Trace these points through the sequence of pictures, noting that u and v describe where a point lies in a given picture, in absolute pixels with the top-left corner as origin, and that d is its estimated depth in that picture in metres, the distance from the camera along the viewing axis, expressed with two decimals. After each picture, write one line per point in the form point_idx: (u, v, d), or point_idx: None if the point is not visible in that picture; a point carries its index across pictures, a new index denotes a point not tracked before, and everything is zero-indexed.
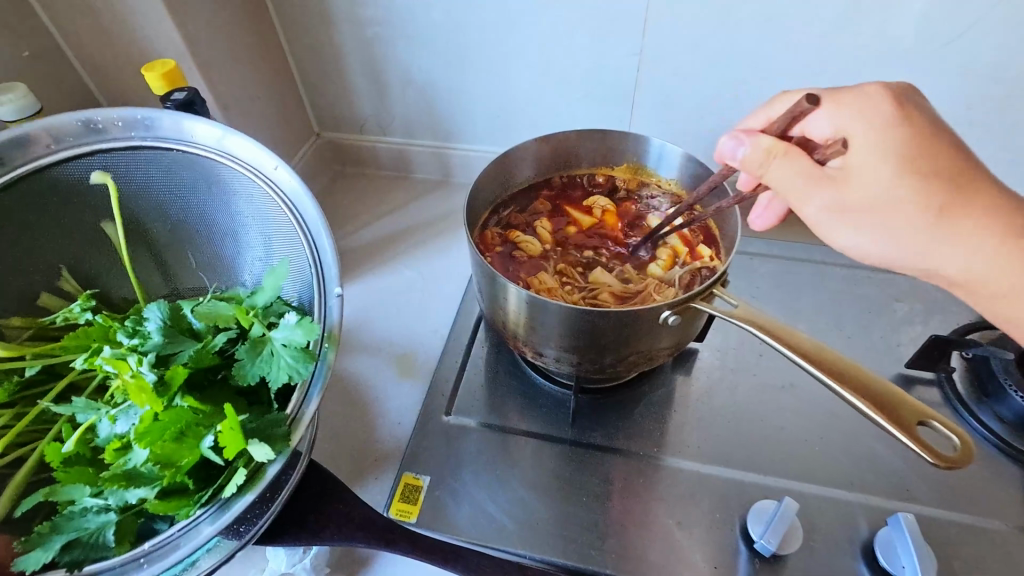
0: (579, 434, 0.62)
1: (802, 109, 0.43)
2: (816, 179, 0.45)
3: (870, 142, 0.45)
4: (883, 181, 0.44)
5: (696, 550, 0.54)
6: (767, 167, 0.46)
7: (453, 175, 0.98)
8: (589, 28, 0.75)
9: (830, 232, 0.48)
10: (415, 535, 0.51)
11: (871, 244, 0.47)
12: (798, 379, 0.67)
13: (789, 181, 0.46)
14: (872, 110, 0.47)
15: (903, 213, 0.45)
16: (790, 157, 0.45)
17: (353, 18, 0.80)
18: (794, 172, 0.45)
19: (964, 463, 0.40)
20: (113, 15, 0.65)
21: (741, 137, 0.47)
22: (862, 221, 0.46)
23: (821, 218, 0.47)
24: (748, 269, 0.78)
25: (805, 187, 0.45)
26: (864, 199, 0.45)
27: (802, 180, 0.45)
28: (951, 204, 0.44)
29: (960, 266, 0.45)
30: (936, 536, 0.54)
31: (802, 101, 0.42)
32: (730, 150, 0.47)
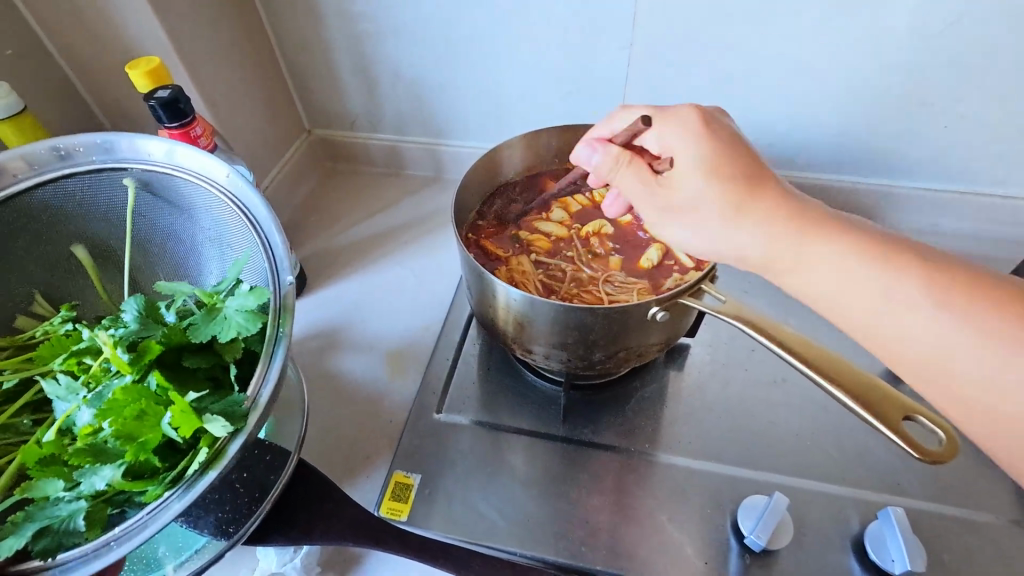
0: (570, 431, 0.62)
1: (636, 126, 0.50)
2: (651, 189, 0.48)
3: (692, 152, 0.46)
4: (696, 182, 0.46)
5: (687, 544, 0.54)
6: (614, 173, 0.50)
7: (445, 171, 0.98)
8: (578, 22, 0.75)
9: (675, 233, 0.49)
10: (404, 533, 0.51)
11: (692, 240, 0.47)
12: (790, 373, 0.67)
13: (632, 185, 0.49)
14: (688, 123, 0.48)
15: (727, 210, 0.45)
16: (633, 163, 0.49)
17: (339, 13, 0.79)
18: (635, 178, 0.49)
19: (950, 456, 0.40)
20: (96, 12, 0.64)
21: (594, 145, 0.51)
22: (676, 218, 0.47)
23: (657, 216, 0.49)
24: (740, 264, 0.78)
25: (642, 195, 0.49)
26: (666, 197, 0.47)
27: (639, 185, 0.49)
28: (746, 198, 0.44)
29: (852, 298, 0.42)
30: (925, 529, 0.54)
31: (639, 121, 0.50)
32: (586, 155, 0.52)
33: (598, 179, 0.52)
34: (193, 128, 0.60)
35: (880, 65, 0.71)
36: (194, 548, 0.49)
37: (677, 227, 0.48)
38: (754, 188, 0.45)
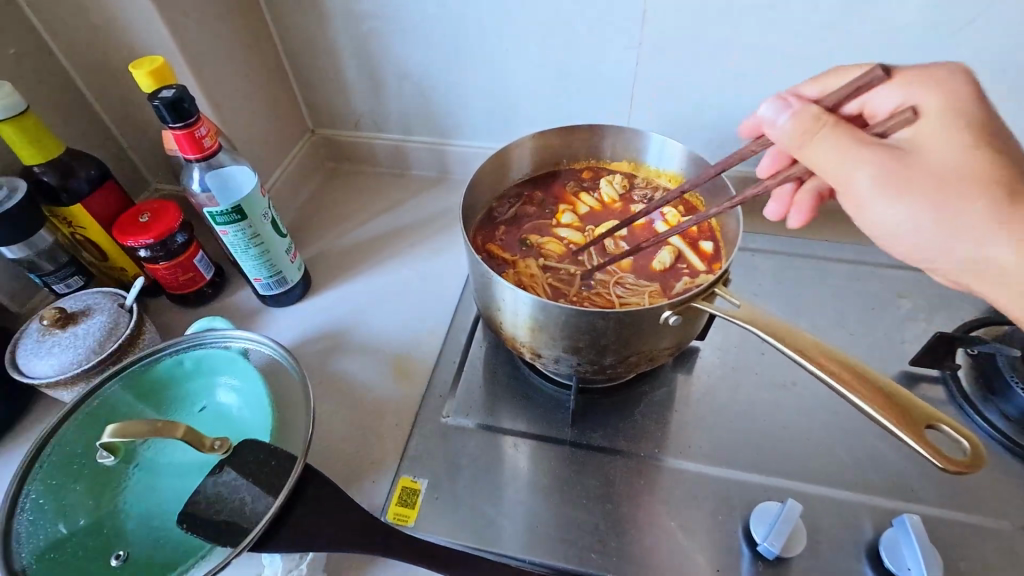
0: (579, 435, 0.62)
1: (871, 79, 0.43)
2: (866, 150, 0.45)
3: (938, 109, 0.46)
4: (952, 154, 0.44)
5: (698, 551, 0.53)
6: (813, 137, 0.46)
7: (450, 171, 0.97)
8: (587, 20, 0.74)
9: (870, 208, 0.47)
10: (413, 540, 0.50)
11: (905, 218, 0.45)
12: (801, 377, 0.66)
13: (830, 153, 0.45)
14: (949, 86, 0.47)
15: (954, 189, 0.43)
16: (839, 131, 0.45)
17: (345, 12, 0.79)
18: (836, 146, 0.45)
19: (976, 468, 0.39)
20: (100, 12, 0.63)
21: (785, 105, 0.47)
22: (891, 194, 0.45)
23: (870, 192, 0.45)
24: (749, 265, 0.77)
25: (851, 155, 0.45)
26: (919, 172, 0.44)
27: (847, 149, 0.45)
28: (1014, 184, 0.42)
29: (1007, 253, 0.42)
30: (941, 535, 0.53)
31: (875, 71, 0.43)
32: (772, 117, 0.48)
33: (783, 148, 0.48)
34: (198, 128, 0.58)
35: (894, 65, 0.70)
36: (200, 553, 0.48)
37: (887, 203, 0.45)
38: (990, 162, 0.44)
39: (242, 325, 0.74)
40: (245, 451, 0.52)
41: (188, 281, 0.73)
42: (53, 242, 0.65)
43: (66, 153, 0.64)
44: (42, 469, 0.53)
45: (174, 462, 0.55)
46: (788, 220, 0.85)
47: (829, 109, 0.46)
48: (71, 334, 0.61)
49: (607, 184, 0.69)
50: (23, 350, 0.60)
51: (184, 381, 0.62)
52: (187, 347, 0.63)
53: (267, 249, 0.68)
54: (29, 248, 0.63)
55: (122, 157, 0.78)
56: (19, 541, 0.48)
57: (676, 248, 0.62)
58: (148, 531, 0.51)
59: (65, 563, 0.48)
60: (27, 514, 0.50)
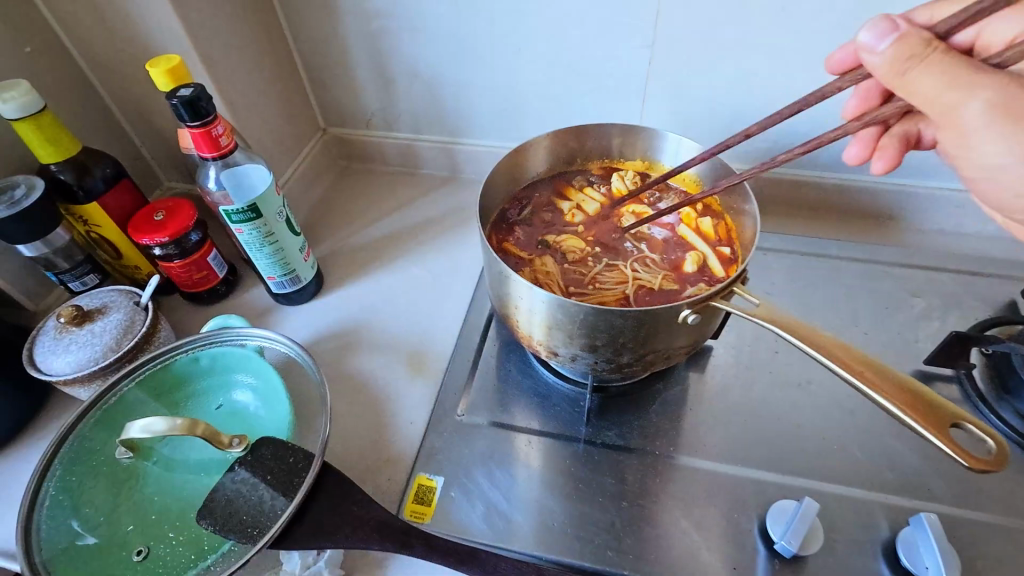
0: (593, 434, 0.62)
1: (984, 6, 0.39)
2: (983, 77, 0.43)
3: None
4: None
5: (714, 549, 0.53)
6: (917, 63, 0.44)
7: (460, 171, 0.97)
8: (601, 18, 0.73)
9: (974, 142, 0.47)
10: (430, 536, 0.50)
11: (1008, 155, 0.46)
12: (815, 376, 0.66)
13: (933, 85, 0.44)
14: None
15: None
16: (950, 56, 0.43)
17: (356, 10, 0.79)
18: (941, 77, 0.43)
19: (998, 466, 0.39)
20: (115, 10, 0.64)
21: (890, 28, 0.44)
22: (995, 127, 0.44)
23: (976, 119, 0.44)
24: (762, 264, 0.77)
25: (972, 82, 0.43)
26: None
27: (949, 81, 0.43)
28: None
29: None
30: (956, 535, 0.53)
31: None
32: (870, 43, 0.45)
33: (880, 73, 0.46)
34: (214, 127, 0.58)
35: None
36: (220, 551, 0.48)
37: (982, 131, 0.45)
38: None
39: (255, 323, 0.75)
40: (264, 450, 0.52)
41: (202, 278, 0.73)
42: (69, 240, 0.66)
43: (82, 152, 0.65)
44: (61, 465, 0.54)
45: (192, 459, 0.55)
46: (799, 219, 0.85)
47: (939, 35, 0.43)
48: (88, 332, 0.61)
49: (618, 178, 0.69)
50: (40, 347, 0.60)
51: (200, 379, 0.62)
52: (204, 345, 0.63)
53: (282, 247, 0.68)
54: (45, 247, 0.63)
55: (135, 155, 0.79)
56: (38, 537, 0.49)
57: (698, 256, 0.62)
58: (166, 528, 0.51)
59: (84, 559, 0.48)
60: (46, 510, 0.50)
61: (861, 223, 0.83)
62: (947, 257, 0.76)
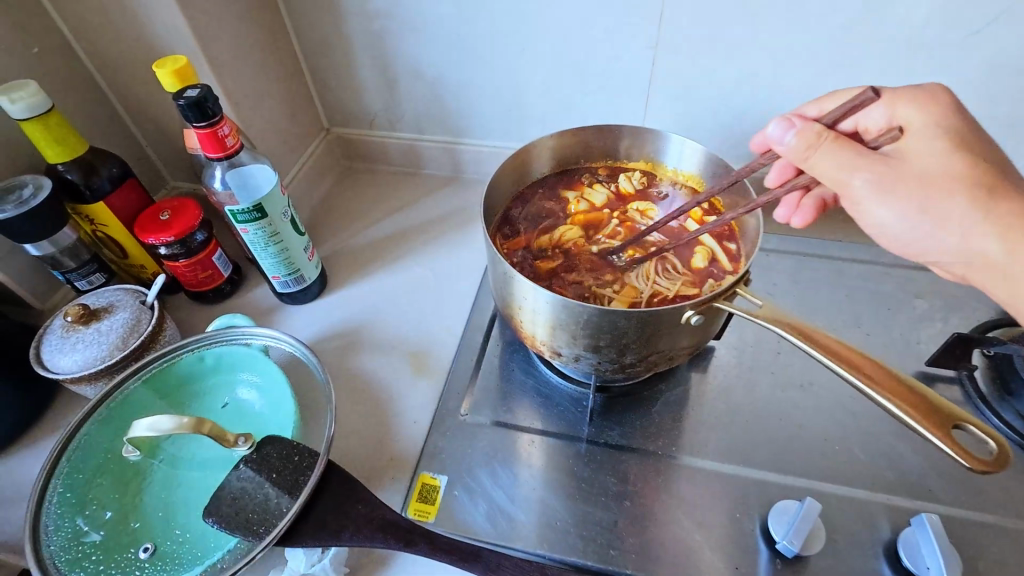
0: (596, 433, 0.62)
1: (864, 100, 0.44)
2: (867, 160, 0.47)
3: (925, 125, 0.49)
4: (937, 156, 0.47)
5: (715, 549, 0.54)
6: (814, 151, 0.48)
7: (463, 171, 0.98)
8: (605, 19, 0.73)
9: (866, 209, 0.49)
10: (434, 535, 0.51)
11: (907, 219, 0.48)
12: (817, 377, 0.66)
13: (831, 165, 0.47)
14: (935, 101, 0.50)
15: (948, 188, 0.46)
16: (839, 143, 0.47)
17: (360, 11, 0.79)
18: (835, 160, 0.47)
19: (1001, 467, 0.39)
20: (121, 11, 0.64)
21: (790, 124, 0.48)
22: (893, 199, 0.47)
23: (865, 194, 0.48)
24: (764, 265, 0.77)
25: (853, 166, 0.47)
26: (912, 176, 0.46)
27: (844, 164, 0.47)
28: (997, 186, 0.45)
29: (1005, 250, 0.45)
30: (958, 536, 0.54)
31: (867, 92, 0.43)
32: (777, 135, 0.49)
33: (789, 161, 0.50)
34: (221, 127, 0.59)
35: (913, 65, 0.70)
36: (225, 548, 0.49)
37: (879, 205, 0.48)
38: (971, 163, 0.47)
39: (260, 323, 0.75)
40: (269, 448, 0.53)
41: (206, 278, 0.73)
42: (76, 239, 0.66)
43: (89, 152, 0.65)
44: (69, 463, 0.54)
45: (197, 457, 0.56)
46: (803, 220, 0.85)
47: (830, 127, 0.48)
48: (95, 331, 0.61)
49: (624, 179, 0.70)
50: (48, 346, 0.60)
51: (205, 378, 0.63)
52: (208, 344, 0.64)
53: (286, 247, 0.69)
54: (52, 246, 0.64)
55: (141, 155, 0.79)
56: (48, 534, 0.49)
57: (707, 250, 0.62)
58: (173, 525, 0.51)
59: (92, 556, 0.49)
60: (55, 507, 0.51)
61: None
62: None
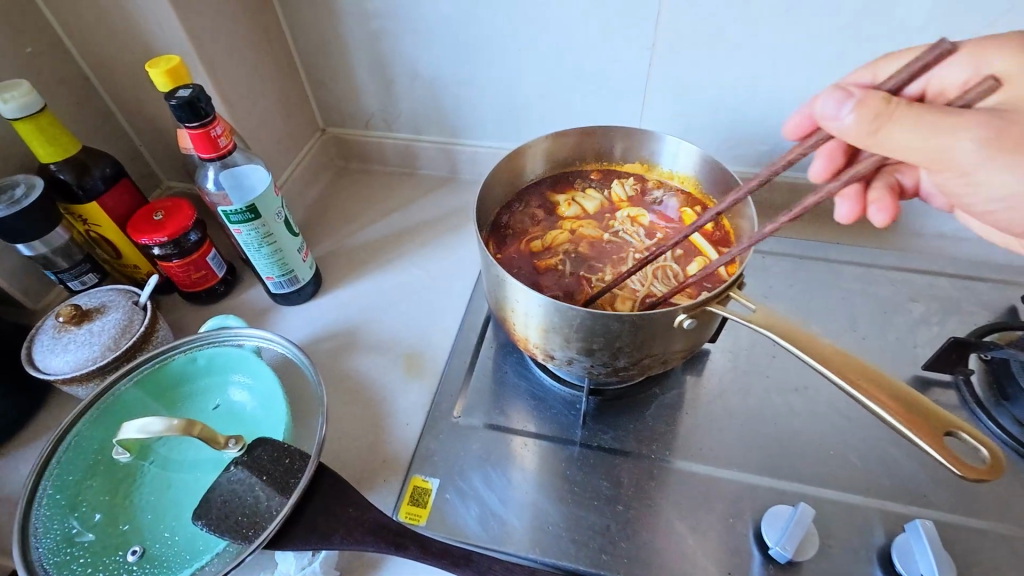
0: (590, 436, 0.62)
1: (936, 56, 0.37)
2: (957, 117, 0.41)
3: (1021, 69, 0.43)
4: None
5: (708, 554, 0.53)
6: (889, 121, 0.41)
7: (460, 171, 0.97)
8: (602, 19, 0.73)
9: (976, 174, 0.43)
10: (425, 538, 0.50)
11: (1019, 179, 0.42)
12: (812, 381, 0.66)
13: (911, 138, 0.41)
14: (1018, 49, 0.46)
15: None
16: (916, 110, 0.41)
17: (357, 12, 0.79)
18: (915, 130, 0.41)
19: (994, 476, 0.39)
20: (115, 10, 0.64)
21: (847, 96, 0.42)
22: (998, 158, 0.41)
23: (970, 158, 0.42)
24: (761, 268, 0.77)
25: (942, 124, 0.41)
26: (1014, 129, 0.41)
27: (925, 134, 0.41)
28: None
29: None
30: (953, 543, 0.53)
31: (943, 46, 0.37)
32: (833, 111, 0.42)
33: (855, 141, 0.43)
34: (213, 128, 0.58)
35: None
36: (214, 551, 0.49)
37: (982, 167, 0.42)
38: None
39: (253, 323, 0.75)
40: (260, 451, 0.52)
41: (200, 278, 0.73)
42: (69, 239, 0.66)
43: (82, 151, 0.65)
44: (59, 464, 0.54)
45: (188, 459, 0.55)
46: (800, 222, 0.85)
47: (894, 93, 0.41)
48: (87, 331, 0.61)
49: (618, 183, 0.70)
50: (39, 346, 0.60)
51: (197, 378, 0.62)
52: (200, 345, 0.63)
53: (280, 248, 0.68)
54: (44, 246, 0.63)
55: (136, 155, 0.79)
56: (36, 536, 0.49)
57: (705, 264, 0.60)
58: (163, 528, 0.51)
59: (81, 558, 0.48)
60: (44, 509, 0.51)
61: (860, 227, 0.83)
62: (947, 262, 0.76)
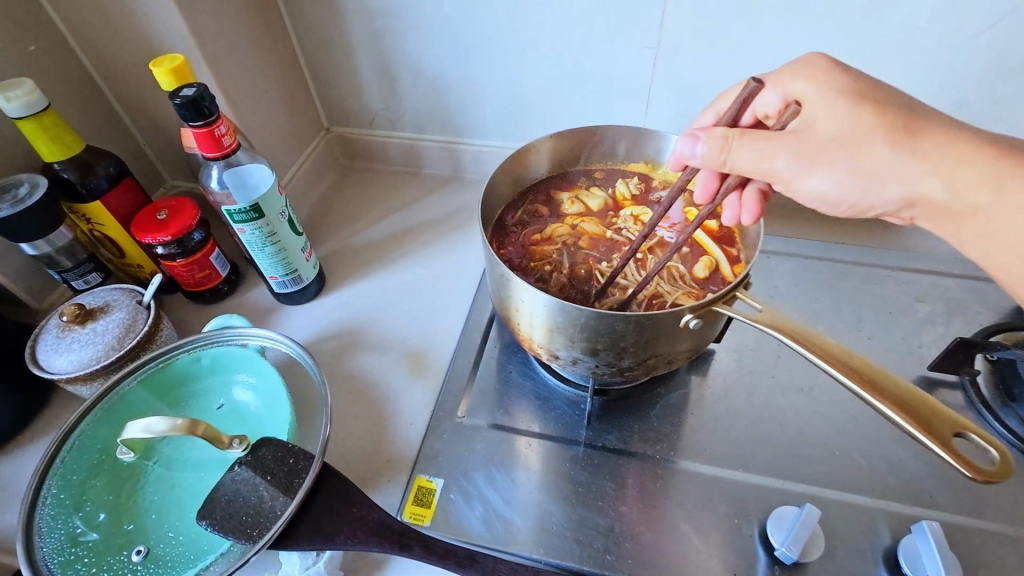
0: (594, 437, 0.62)
1: (750, 90, 0.43)
2: (777, 142, 0.46)
3: (818, 89, 0.48)
4: (840, 115, 0.46)
5: (712, 555, 0.53)
6: (728, 152, 0.47)
7: (463, 171, 0.97)
8: (605, 18, 0.73)
9: (797, 185, 0.48)
10: (429, 538, 0.50)
11: (839, 181, 0.47)
12: (817, 381, 0.65)
13: (751, 156, 0.47)
14: (814, 69, 0.49)
15: (864, 142, 0.45)
16: (748, 137, 0.46)
17: (361, 11, 0.78)
18: (754, 151, 0.46)
19: (1002, 478, 0.39)
20: (119, 9, 0.63)
21: (694, 137, 0.48)
22: (816, 165, 0.46)
23: (793, 169, 0.46)
24: (766, 268, 0.77)
25: (771, 149, 0.46)
26: (819, 142, 0.46)
27: (761, 155, 0.46)
28: (910, 123, 0.45)
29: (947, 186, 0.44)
30: (960, 544, 0.53)
31: (751, 83, 0.43)
32: (688, 150, 0.48)
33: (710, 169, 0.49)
34: (217, 127, 0.58)
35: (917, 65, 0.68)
36: (219, 551, 0.49)
37: (811, 176, 0.46)
38: (878, 111, 0.46)
39: (257, 323, 0.75)
40: (263, 451, 0.52)
41: (204, 278, 0.73)
42: (73, 238, 0.66)
43: (86, 150, 0.65)
44: (63, 464, 0.54)
45: (193, 459, 0.55)
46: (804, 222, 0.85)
47: (732, 124, 0.47)
48: (90, 331, 0.61)
49: (623, 183, 0.70)
50: (43, 346, 0.60)
51: (200, 379, 0.62)
52: (204, 345, 0.63)
53: (284, 247, 0.68)
54: (48, 245, 0.63)
55: (140, 154, 0.79)
56: (41, 536, 0.49)
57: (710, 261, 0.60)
58: (167, 528, 0.51)
59: (86, 558, 0.48)
60: (49, 508, 0.51)
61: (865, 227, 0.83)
62: (953, 263, 0.76)
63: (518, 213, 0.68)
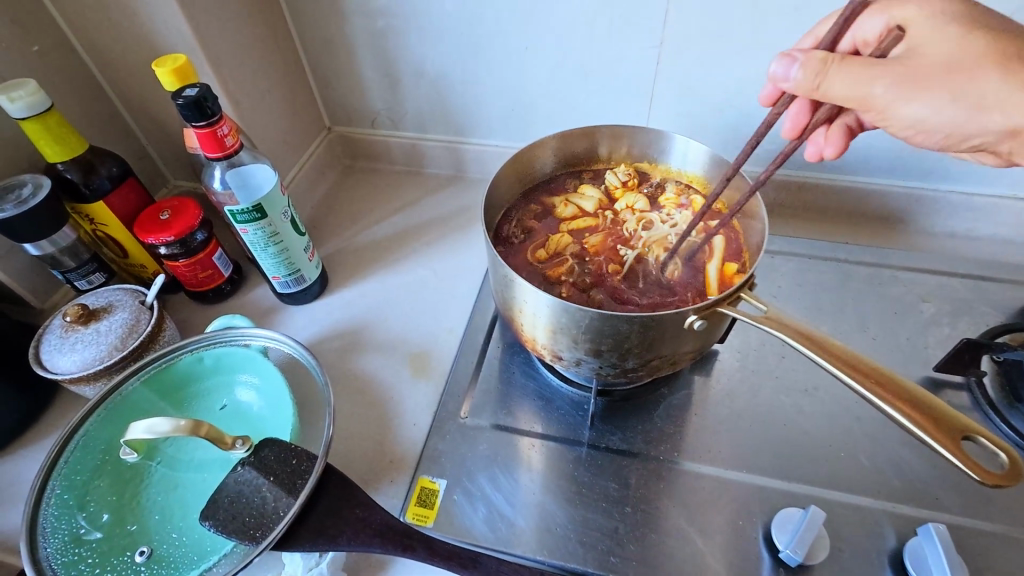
0: (598, 437, 0.61)
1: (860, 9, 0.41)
2: (880, 67, 0.45)
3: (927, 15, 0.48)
4: (949, 42, 0.46)
5: (716, 557, 0.53)
6: (824, 78, 0.46)
7: (465, 170, 0.97)
8: (609, 17, 0.72)
9: (893, 113, 0.47)
10: (432, 539, 0.50)
11: (941, 108, 0.46)
12: (821, 382, 0.65)
13: (850, 82, 0.45)
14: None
15: (966, 71, 0.45)
16: (848, 63, 0.45)
17: (363, 11, 0.78)
18: (853, 76, 0.45)
19: (1013, 481, 0.38)
20: (121, 9, 0.63)
21: (791, 60, 0.46)
22: (918, 93, 0.46)
23: (892, 97, 0.46)
24: (769, 268, 0.77)
25: (872, 75, 0.45)
26: (929, 69, 0.45)
27: (859, 80, 0.45)
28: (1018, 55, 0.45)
29: None
30: (966, 546, 0.53)
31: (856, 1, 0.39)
32: (783, 73, 0.47)
33: (801, 95, 0.48)
34: (220, 126, 0.58)
35: None
36: (221, 552, 0.48)
37: (913, 102, 0.46)
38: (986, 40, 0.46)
39: (260, 323, 0.75)
40: (266, 452, 0.52)
41: (206, 278, 0.73)
42: (75, 238, 0.66)
43: (88, 151, 0.65)
44: (67, 464, 0.54)
45: (196, 460, 0.55)
46: (806, 221, 0.84)
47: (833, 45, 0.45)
48: (93, 331, 0.61)
49: (613, 174, 0.69)
50: (47, 346, 0.60)
51: (203, 379, 0.62)
52: (207, 345, 0.63)
53: (286, 248, 0.68)
54: (52, 246, 0.63)
55: (142, 154, 0.79)
56: (44, 536, 0.49)
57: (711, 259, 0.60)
58: (170, 529, 0.51)
59: (89, 559, 0.48)
60: (52, 509, 0.51)
61: (869, 226, 0.82)
62: (958, 263, 0.75)
63: (518, 217, 0.68)
